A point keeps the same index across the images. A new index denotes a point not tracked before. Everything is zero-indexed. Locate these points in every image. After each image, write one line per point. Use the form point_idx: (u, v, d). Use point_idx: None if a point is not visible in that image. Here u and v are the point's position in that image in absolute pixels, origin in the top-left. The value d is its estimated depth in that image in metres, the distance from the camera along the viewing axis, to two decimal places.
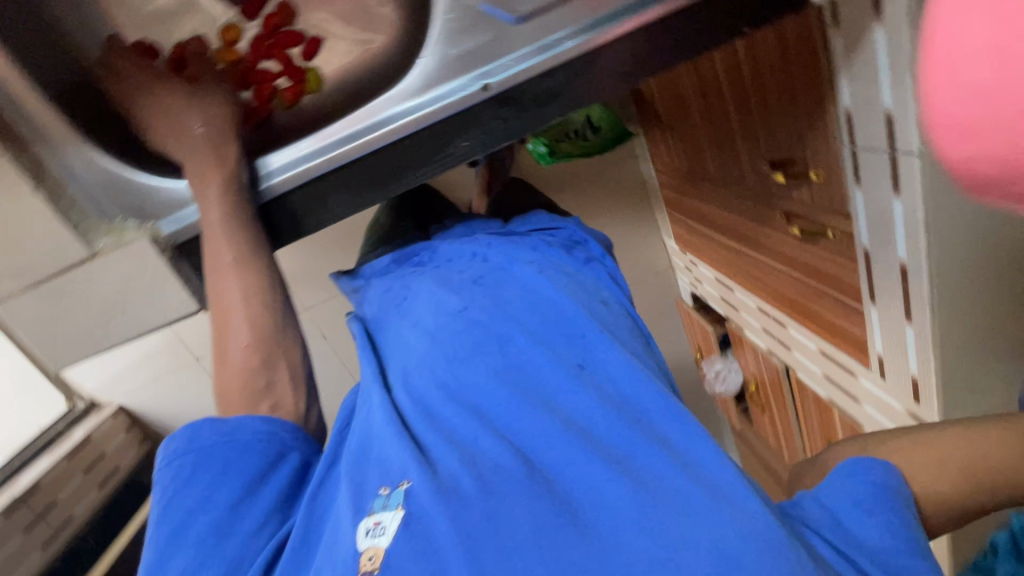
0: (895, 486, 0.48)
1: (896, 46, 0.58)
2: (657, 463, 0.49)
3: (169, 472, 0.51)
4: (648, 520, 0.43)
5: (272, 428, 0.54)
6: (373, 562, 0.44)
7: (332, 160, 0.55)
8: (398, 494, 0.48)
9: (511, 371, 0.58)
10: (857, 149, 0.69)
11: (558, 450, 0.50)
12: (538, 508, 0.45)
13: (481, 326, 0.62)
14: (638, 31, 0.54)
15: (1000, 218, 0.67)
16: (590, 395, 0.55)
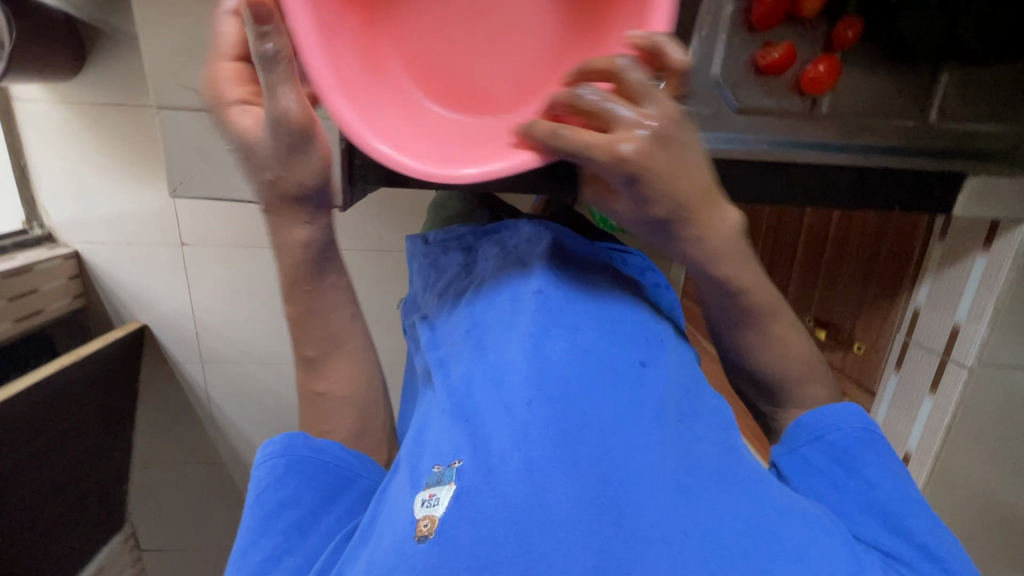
0: (862, 420, 0.46)
1: (991, 277, 0.66)
2: (721, 464, 0.40)
3: (262, 469, 0.47)
4: (697, 513, 0.35)
5: (350, 452, 0.50)
6: (429, 529, 0.35)
7: None
8: (452, 470, 0.37)
9: (577, 352, 0.42)
10: (911, 341, 0.77)
11: (612, 435, 0.37)
12: (589, 478, 0.35)
13: (551, 310, 0.44)
14: (828, 167, 0.59)
15: (1005, 454, 0.75)
16: (665, 397, 0.41)
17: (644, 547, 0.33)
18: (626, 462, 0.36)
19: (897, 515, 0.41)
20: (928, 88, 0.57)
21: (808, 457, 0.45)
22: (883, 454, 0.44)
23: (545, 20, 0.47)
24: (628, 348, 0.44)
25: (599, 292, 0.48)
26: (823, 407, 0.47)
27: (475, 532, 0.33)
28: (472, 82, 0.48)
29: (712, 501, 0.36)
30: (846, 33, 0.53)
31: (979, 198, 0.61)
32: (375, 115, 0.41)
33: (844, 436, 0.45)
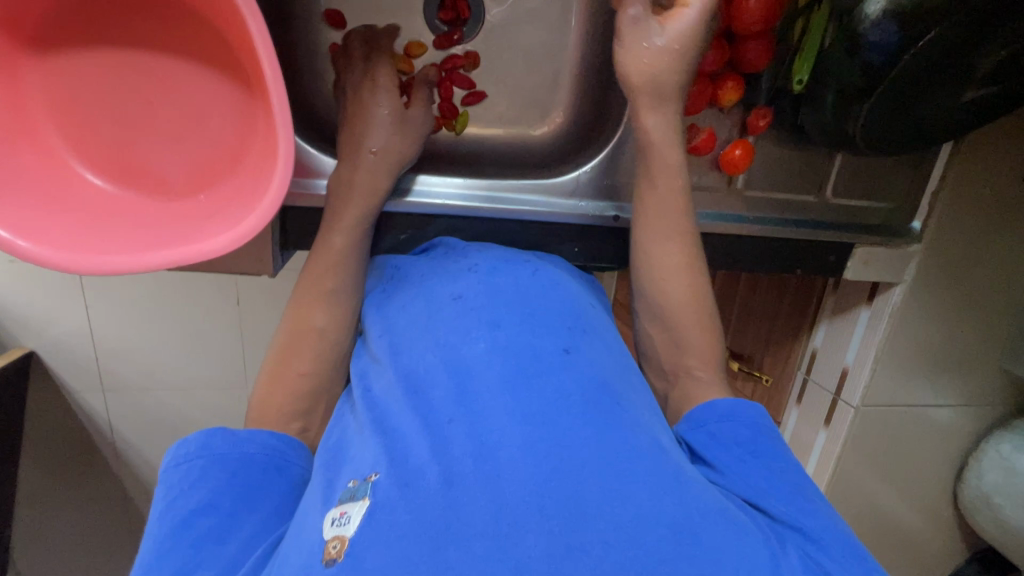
0: (763, 416, 0.47)
1: (874, 328, 0.76)
2: (647, 465, 0.37)
3: (174, 475, 0.42)
4: (622, 515, 0.34)
5: (278, 441, 0.47)
6: (337, 551, 0.33)
7: (467, 206, 0.60)
8: (367, 484, 0.37)
9: (492, 361, 0.43)
10: (809, 378, 0.86)
11: (528, 436, 0.37)
12: (507, 489, 0.34)
13: (469, 314, 0.47)
14: (743, 236, 0.65)
15: (889, 478, 0.85)
16: (596, 395, 0.42)
17: (564, 556, 0.32)
18: (542, 464, 0.36)
19: (800, 500, 0.41)
20: (824, 169, 0.64)
21: (714, 435, 0.46)
22: (783, 447, 0.46)
23: (234, 112, 0.47)
24: (545, 347, 0.45)
25: (524, 299, 0.50)
26: (713, 399, 0.49)
27: (387, 551, 0.32)
28: (134, 163, 0.47)
29: (636, 493, 0.35)
30: (759, 121, 0.59)
31: (863, 265, 0.69)
32: (25, 218, 0.42)
33: (752, 422, 0.46)
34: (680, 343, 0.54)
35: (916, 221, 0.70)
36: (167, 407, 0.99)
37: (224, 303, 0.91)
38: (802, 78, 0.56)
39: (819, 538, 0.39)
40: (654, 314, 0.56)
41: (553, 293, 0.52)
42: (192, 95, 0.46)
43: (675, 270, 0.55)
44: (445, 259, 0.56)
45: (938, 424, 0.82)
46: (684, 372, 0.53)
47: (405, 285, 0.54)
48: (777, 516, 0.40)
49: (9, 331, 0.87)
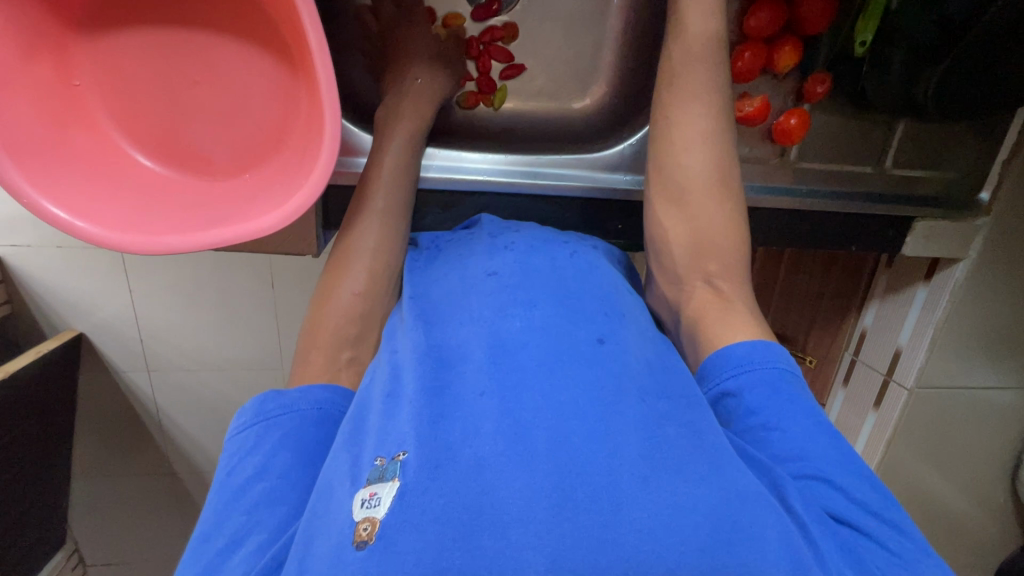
0: (784, 359, 0.44)
1: (932, 306, 0.72)
2: (690, 450, 0.36)
3: (237, 441, 0.42)
4: (661, 504, 0.33)
5: (331, 393, 0.45)
6: (369, 534, 0.32)
7: (510, 183, 0.59)
8: (396, 465, 0.35)
9: (526, 339, 0.42)
10: (858, 358, 0.83)
11: (564, 421, 0.36)
12: (542, 473, 0.33)
13: (504, 292, 0.47)
14: (794, 211, 0.62)
15: (942, 463, 0.81)
16: (635, 381, 0.41)
17: (602, 550, 0.30)
18: (577, 451, 0.35)
19: (831, 469, 0.38)
20: (884, 137, 0.61)
21: (738, 394, 0.43)
22: (807, 396, 0.43)
23: (276, 91, 0.46)
24: (580, 328, 0.44)
25: (558, 281, 0.49)
26: (732, 341, 0.45)
27: (419, 536, 0.31)
28: (182, 145, 0.47)
29: (680, 481, 0.34)
30: (817, 88, 0.55)
31: (924, 240, 0.65)
32: (85, 202, 0.42)
33: (771, 368, 0.43)
34: (702, 247, 0.51)
35: (984, 192, 0.65)
36: (212, 386, 1.01)
37: (261, 285, 0.92)
38: (866, 39, 0.52)
39: (860, 518, 0.36)
40: (674, 220, 0.53)
41: (594, 281, 0.50)
42: (234, 74, 0.46)
43: (698, 177, 0.53)
44: (475, 239, 0.55)
45: (997, 408, 0.78)
46: (701, 279, 0.51)
47: (442, 262, 0.54)
48: (813, 496, 0.37)
49: (57, 313, 0.90)
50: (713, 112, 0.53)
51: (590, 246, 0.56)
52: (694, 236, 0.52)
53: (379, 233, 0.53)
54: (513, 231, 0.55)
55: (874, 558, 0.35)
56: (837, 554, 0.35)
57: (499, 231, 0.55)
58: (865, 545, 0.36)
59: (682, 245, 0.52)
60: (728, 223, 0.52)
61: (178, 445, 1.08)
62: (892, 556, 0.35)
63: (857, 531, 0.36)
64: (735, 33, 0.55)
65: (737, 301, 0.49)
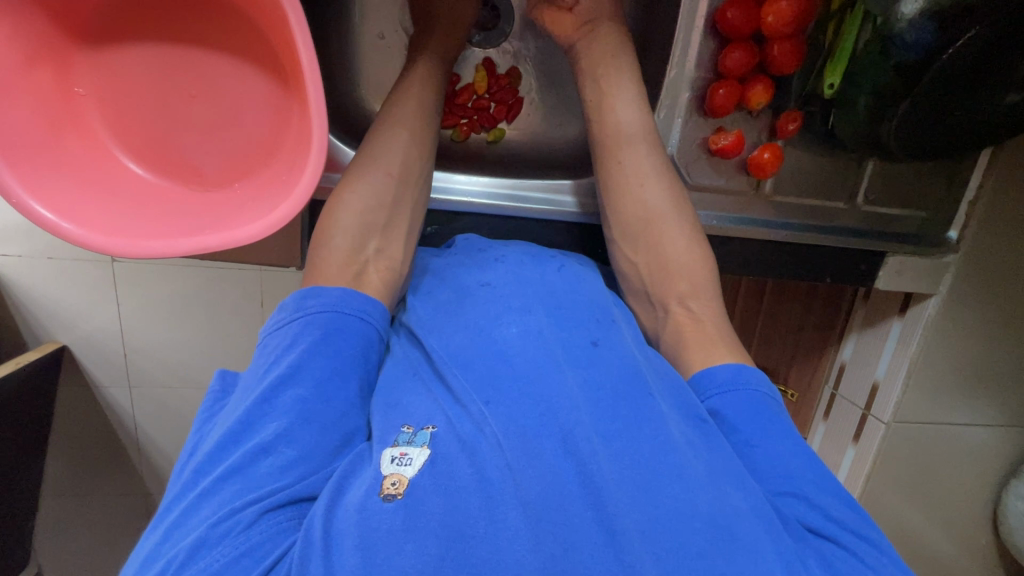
0: (765, 385, 0.47)
1: (908, 336, 0.73)
2: (687, 450, 0.38)
3: (274, 339, 0.44)
4: (654, 505, 0.34)
5: (371, 314, 0.47)
6: (397, 489, 0.34)
7: (496, 206, 0.61)
8: (425, 434, 0.38)
9: (528, 341, 0.43)
10: (838, 392, 0.84)
11: (574, 409, 0.39)
12: (554, 468, 0.36)
13: (500, 299, 0.48)
14: (769, 242, 0.64)
15: (924, 498, 0.81)
16: (636, 372, 0.43)
17: (601, 542, 0.32)
18: (587, 443, 0.37)
19: (799, 485, 0.41)
20: (857, 174, 0.63)
21: (720, 412, 0.45)
22: (783, 417, 0.45)
23: (268, 108, 0.48)
24: (577, 333, 0.45)
25: (559, 282, 0.51)
26: (715, 364, 0.48)
27: (446, 500, 0.34)
28: (173, 155, 0.48)
29: (682, 473, 0.36)
30: (788, 125, 0.58)
31: (895, 274, 0.68)
32: (76, 206, 0.43)
33: (749, 391, 0.46)
34: (667, 272, 0.54)
35: (952, 231, 0.68)
36: (194, 406, 1.00)
37: (253, 308, 0.92)
38: (834, 82, 0.54)
39: (839, 533, 0.39)
40: (641, 255, 0.56)
41: (578, 291, 0.51)
42: (231, 91, 0.48)
43: (669, 234, 0.55)
44: (463, 256, 0.56)
45: (977, 444, 0.78)
46: (676, 303, 0.53)
47: (430, 273, 0.55)
48: (802, 516, 0.39)
49: (42, 324, 0.90)
50: (649, 150, 0.57)
51: (570, 258, 0.57)
52: (658, 260, 0.55)
53: (399, 153, 0.54)
54: (522, 246, 0.57)
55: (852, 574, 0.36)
56: (820, 567, 0.37)
57: (515, 243, 0.58)
58: (843, 559, 0.37)
59: (649, 270, 0.55)
60: (694, 249, 0.55)
61: (153, 463, 1.05)
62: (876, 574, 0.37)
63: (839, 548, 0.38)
64: (710, 71, 0.58)
65: (709, 324, 0.52)
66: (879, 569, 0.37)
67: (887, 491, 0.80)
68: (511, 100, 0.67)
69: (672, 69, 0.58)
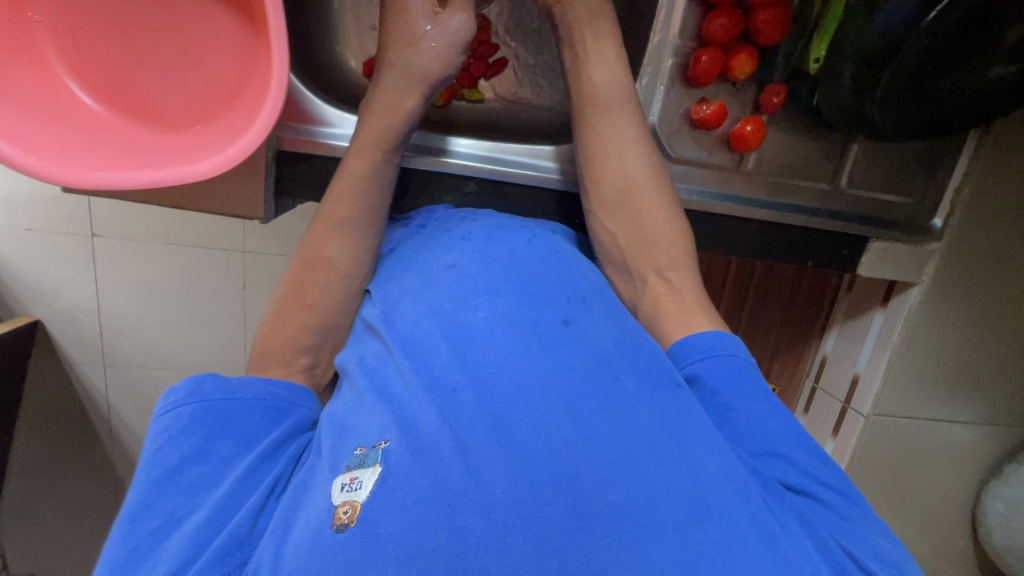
0: (744, 352, 0.44)
1: (887, 333, 0.72)
2: (661, 432, 0.35)
3: (163, 422, 0.39)
4: (636, 486, 0.31)
5: (277, 386, 0.44)
6: (348, 517, 0.31)
7: (474, 170, 0.59)
8: (377, 451, 0.34)
9: (495, 329, 0.39)
10: (818, 385, 0.83)
11: (541, 398, 0.35)
12: (522, 460, 0.32)
13: (466, 279, 0.44)
14: (751, 220, 0.63)
15: (923, 492, 0.79)
16: (614, 368, 0.38)
17: (588, 539, 0.29)
18: (556, 430, 0.33)
19: (786, 444, 0.40)
20: (840, 156, 0.62)
21: (700, 377, 0.43)
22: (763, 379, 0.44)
23: (236, 50, 0.47)
24: (543, 308, 0.42)
25: (532, 262, 0.47)
26: (695, 332, 0.45)
27: (403, 518, 0.30)
28: (133, 91, 0.47)
29: (667, 465, 0.33)
30: (772, 98, 0.57)
31: (878, 260, 0.66)
32: (25, 134, 0.41)
33: (731, 357, 0.43)
34: (647, 242, 0.52)
35: (936, 219, 0.66)
36: (166, 386, 0.96)
37: (233, 285, 0.89)
38: (820, 56, 0.54)
39: (816, 488, 0.38)
40: (619, 225, 0.53)
41: (549, 265, 0.48)
42: (198, 29, 0.47)
43: (642, 193, 0.53)
44: (439, 226, 0.54)
45: (970, 438, 0.77)
46: (654, 274, 0.51)
47: (398, 258, 0.52)
48: (784, 475, 0.39)
49: (15, 295, 0.87)
50: (631, 117, 0.55)
51: (539, 232, 0.53)
52: (637, 230, 0.52)
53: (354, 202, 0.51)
54: (494, 223, 0.52)
55: (830, 528, 0.37)
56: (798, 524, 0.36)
57: (489, 219, 0.54)
58: (817, 512, 0.38)
59: (630, 243, 0.52)
60: (672, 221, 0.53)
61: (123, 445, 1.01)
62: (844, 527, 0.37)
63: (813, 500, 0.38)
64: (694, 39, 0.57)
65: (688, 295, 0.49)
66: (847, 519, 0.37)
67: (877, 487, 0.79)
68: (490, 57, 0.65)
69: (656, 35, 0.57)
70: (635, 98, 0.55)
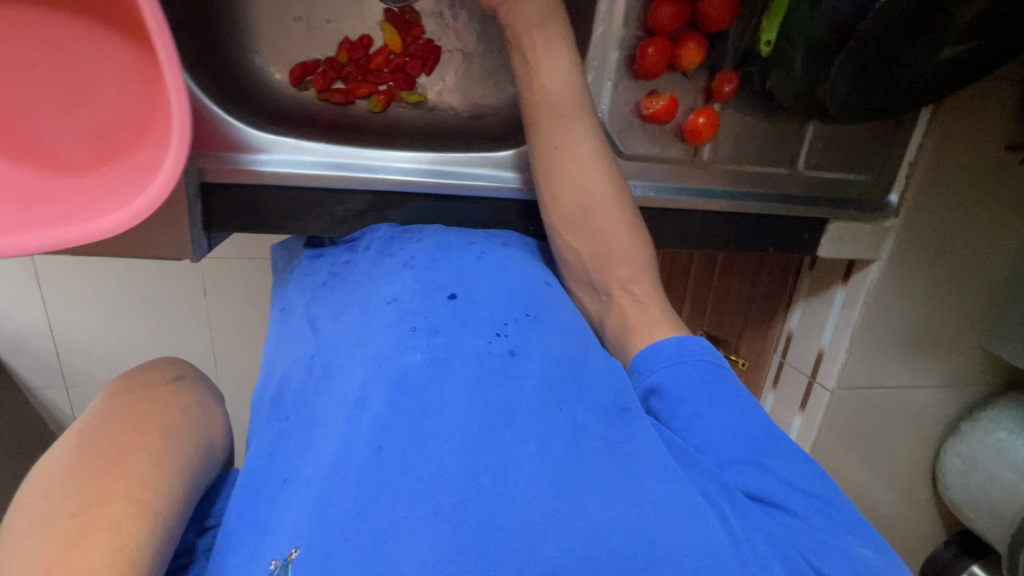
0: (711, 354, 0.43)
1: (850, 309, 0.73)
2: (604, 470, 0.33)
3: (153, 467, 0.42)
4: (573, 545, 0.29)
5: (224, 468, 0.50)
6: None
7: (416, 184, 0.54)
8: (286, 566, 0.29)
9: (432, 374, 0.36)
10: (786, 361, 0.84)
11: (478, 456, 0.32)
12: (451, 537, 0.28)
13: (403, 317, 0.40)
14: (710, 213, 0.61)
15: (896, 450, 0.82)
16: (559, 407, 0.36)
17: None
18: (493, 493, 0.31)
19: (762, 452, 0.38)
20: (796, 140, 0.60)
21: (665, 388, 0.41)
22: (733, 386, 0.42)
23: (141, 81, 0.43)
24: (477, 339, 0.39)
25: (475, 283, 0.44)
26: (659, 339, 0.44)
27: None
28: (28, 136, 0.42)
29: (614, 516, 0.31)
30: (724, 87, 0.55)
31: (838, 241, 0.66)
32: None
33: (699, 363, 0.42)
34: (608, 253, 0.49)
35: (893, 195, 0.66)
36: None
37: (192, 296, 0.82)
38: (771, 39, 0.52)
39: (786, 497, 0.36)
40: (579, 237, 0.50)
41: (498, 284, 0.45)
42: (96, 62, 0.43)
43: (596, 197, 0.50)
44: (379, 249, 0.49)
45: (937, 396, 0.79)
46: (618, 288, 0.49)
47: (341, 287, 0.47)
48: (746, 483, 0.37)
49: None
50: (581, 118, 0.50)
51: (485, 245, 0.50)
52: (595, 240, 0.50)
53: None
54: (435, 244, 0.48)
55: (799, 541, 0.35)
56: (762, 538, 0.34)
57: (429, 237, 0.50)
58: (788, 523, 0.36)
59: (591, 255, 0.50)
60: (630, 227, 0.50)
61: None
62: (823, 541, 0.35)
63: (785, 513, 0.36)
64: (639, 29, 0.53)
65: (652, 305, 0.48)
66: (818, 527, 0.35)
67: (851, 451, 0.81)
68: (425, 54, 0.61)
69: (599, 27, 0.54)
70: (588, 97, 0.51)
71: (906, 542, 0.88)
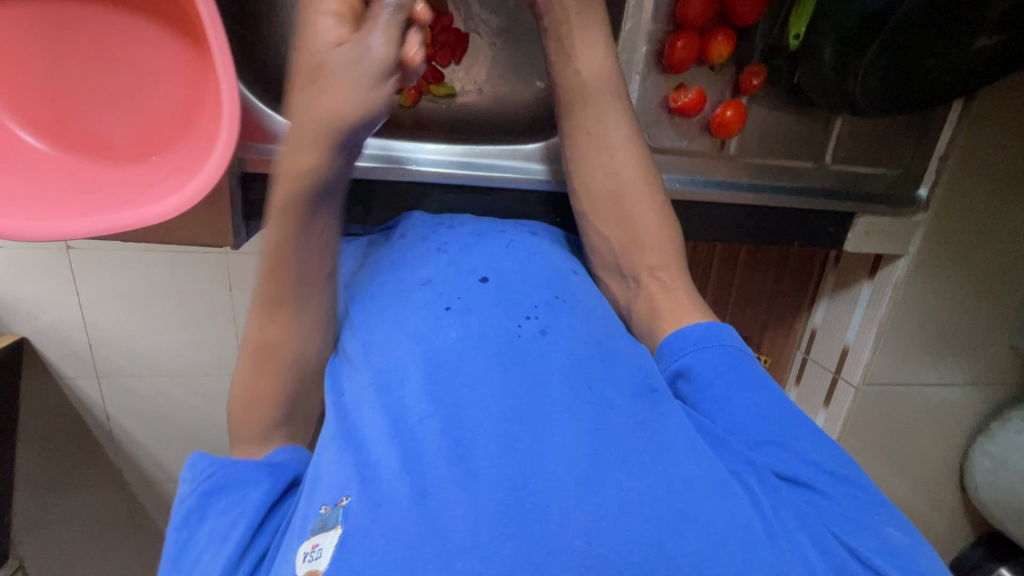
0: (738, 340, 0.44)
1: (876, 304, 0.72)
2: (635, 443, 0.34)
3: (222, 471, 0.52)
4: (604, 509, 0.30)
5: None
6: None
7: (447, 174, 0.55)
8: (338, 510, 0.31)
9: (468, 350, 0.38)
10: (810, 357, 0.83)
11: (512, 426, 0.33)
12: (486, 500, 0.30)
13: (438, 297, 0.42)
14: (737, 206, 0.61)
15: (925, 445, 0.81)
16: (590, 383, 0.37)
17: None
18: (525, 460, 0.31)
19: (788, 432, 0.39)
20: (824, 133, 0.60)
21: (693, 372, 0.42)
22: (760, 372, 0.42)
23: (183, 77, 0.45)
24: (511, 317, 0.41)
25: (506, 267, 0.45)
26: (687, 324, 0.45)
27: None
28: (81, 129, 0.45)
29: (644, 486, 0.31)
30: (752, 80, 0.55)
31: (865, 236, 0.66)
32: None
33: (725, 349, 0.43)
34: (637, 242, 0.50)
35: (923, 188, 0.66)
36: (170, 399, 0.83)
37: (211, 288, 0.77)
38: (799, 32, 0.53)
39: (817, 478, 0.37)
40: (608, 226, 0.51)
41: (528, 268, 0.46)
42: (142, 60, 0.45)
43: (626, 188, 0.51)
44: (413, 235, 0.51)
45: (967, 391, 0.78)
46: (645, 274, 0.50)
47: (373, 269, 0.49)
48: (776, 465, 0.37)
49: None
50: (610, 110, 0.51)
51: (515, 232, 0.51)
52: (624, 230, 0.51)
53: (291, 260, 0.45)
54: (467, 231, 0.50)
55: (827, 519, 0.35)
56: (791, 515, 0.35)
57: (461, 225, 0.51)
58: (818, 504, 0.36)
59: (619, 244, 0.51)
60: (659, 216, 0.51)
61: None
62: (851, 517, 0.35)
63: (813, 492, 0.36)
64: (668, 23, 0.54)
65: (681, 292, 0.48)
66: (847, 507, 0.36)
67: (879, 448, 0.81)
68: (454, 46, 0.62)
69: (627, 21, 0.54)
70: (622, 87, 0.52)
71: (936, 538, 0.87)
